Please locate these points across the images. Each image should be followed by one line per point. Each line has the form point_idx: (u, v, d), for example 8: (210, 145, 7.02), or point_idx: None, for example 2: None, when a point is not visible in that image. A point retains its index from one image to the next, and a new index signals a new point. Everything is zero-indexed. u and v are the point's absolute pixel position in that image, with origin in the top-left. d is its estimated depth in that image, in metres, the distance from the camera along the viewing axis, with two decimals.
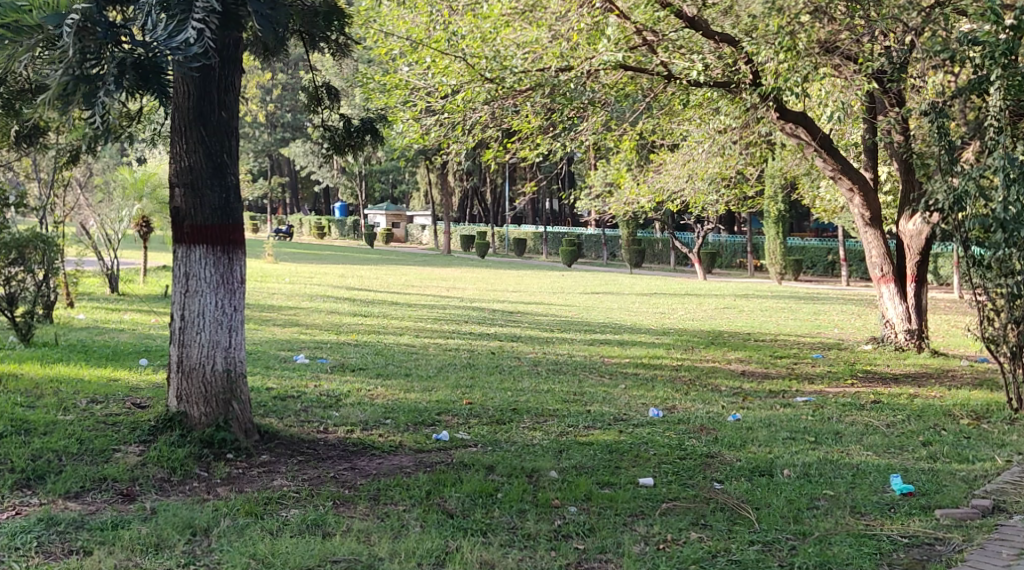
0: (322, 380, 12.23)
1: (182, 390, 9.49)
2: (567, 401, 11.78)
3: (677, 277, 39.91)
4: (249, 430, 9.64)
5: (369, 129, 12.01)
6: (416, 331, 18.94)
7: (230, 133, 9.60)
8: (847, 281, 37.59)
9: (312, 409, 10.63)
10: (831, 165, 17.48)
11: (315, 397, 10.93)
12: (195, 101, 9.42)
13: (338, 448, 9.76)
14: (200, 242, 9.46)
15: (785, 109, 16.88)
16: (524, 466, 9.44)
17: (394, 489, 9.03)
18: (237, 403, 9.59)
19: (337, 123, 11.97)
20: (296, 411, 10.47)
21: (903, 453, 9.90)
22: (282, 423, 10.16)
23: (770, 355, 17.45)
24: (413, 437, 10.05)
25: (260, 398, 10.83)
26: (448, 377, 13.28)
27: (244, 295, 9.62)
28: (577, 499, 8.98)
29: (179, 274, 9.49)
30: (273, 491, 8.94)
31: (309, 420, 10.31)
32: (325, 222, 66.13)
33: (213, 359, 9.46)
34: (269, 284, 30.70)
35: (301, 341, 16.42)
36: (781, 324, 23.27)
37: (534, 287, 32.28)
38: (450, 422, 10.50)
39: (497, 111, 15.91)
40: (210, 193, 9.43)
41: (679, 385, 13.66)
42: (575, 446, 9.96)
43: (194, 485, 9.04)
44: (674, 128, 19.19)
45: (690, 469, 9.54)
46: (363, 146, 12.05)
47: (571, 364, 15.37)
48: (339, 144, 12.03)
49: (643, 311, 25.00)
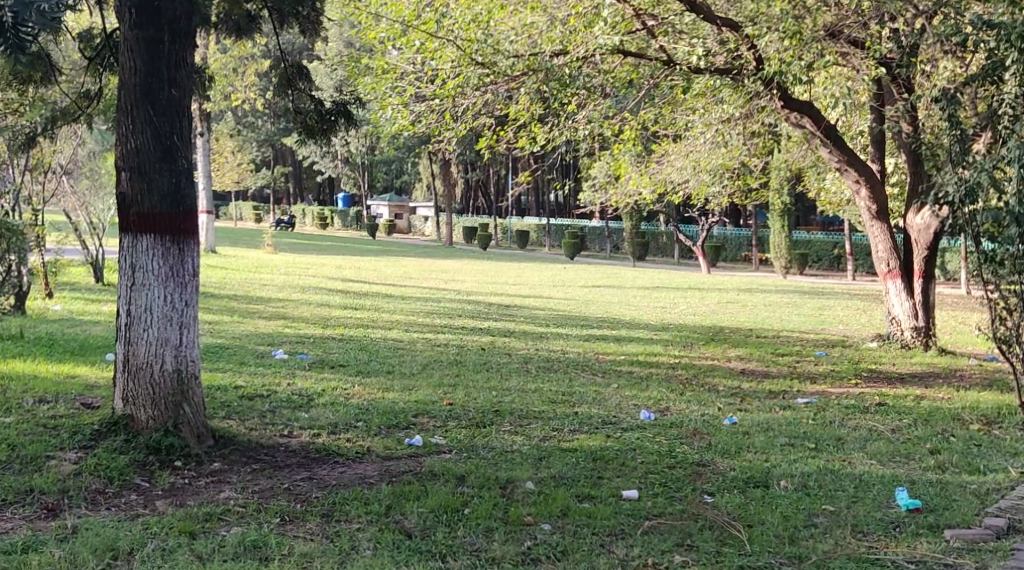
0: (297, 378, 11.63)
1: (129, 391, 9.05)
2: (556, 401, 11.17)
3: (681, 271, 39.27)
4: (201, 435, 9.15)
5: (342, 113, 12.12)
6: (405, 325, 18.32)
7: (181, 113, 9.14)
8: (853, 276, 36.92)
9: (280, 410, 10.06)
10: (837, 155, 16.86)
11: (286, 397, 10.35)
12: (142, 78, 8.97)
13: (298, 456, 9.19)
14: (148, 231, 9.00)
15: (790, 97, 16.36)
16: (498, 477, 8.85)
17: (352, 504, 8.45)
18: (188, 405, 9.12)
19: (311, 106, 12.14)
20: (261, 413, 9.90)
21: (910, 462, 9.27)
22: (244, 426, 9.61)
23: (770, 353, 16.81)
24: (383, 442, 9.47)
25: (225, 398, 10.26)
26: (432, 375, 12.67)
27: (196, 290, 9.14)
28: (552, 515, 8.39)
29: (126, 267, 9.06)
30: (216, 506, 8.39)
31: (274, 423, 9.75)
32: (327, 213, 65.55)
33: (160, 358, 9.00)
34: (264, 274, 30.16)
35: (284, 336, 15.83)
36: (786, 320, 22.61)
37: (534, 280, 31.66)
38: (426, 426, 9.92)
39: (488, 98, 15.26)
40: (159, 176, 8.97)
41: (675, 385, 13.04)
42: (557, 453, 9.36)
43: (131, 498, 8.53)
44: (678, 118, 18.55)
45: (677, 480, 8.94)
46: (336, 130, 12.19)
47: (564, 362, 14.74)
48: (313, 127, 12.21)
49: (643, 305, 24.38)
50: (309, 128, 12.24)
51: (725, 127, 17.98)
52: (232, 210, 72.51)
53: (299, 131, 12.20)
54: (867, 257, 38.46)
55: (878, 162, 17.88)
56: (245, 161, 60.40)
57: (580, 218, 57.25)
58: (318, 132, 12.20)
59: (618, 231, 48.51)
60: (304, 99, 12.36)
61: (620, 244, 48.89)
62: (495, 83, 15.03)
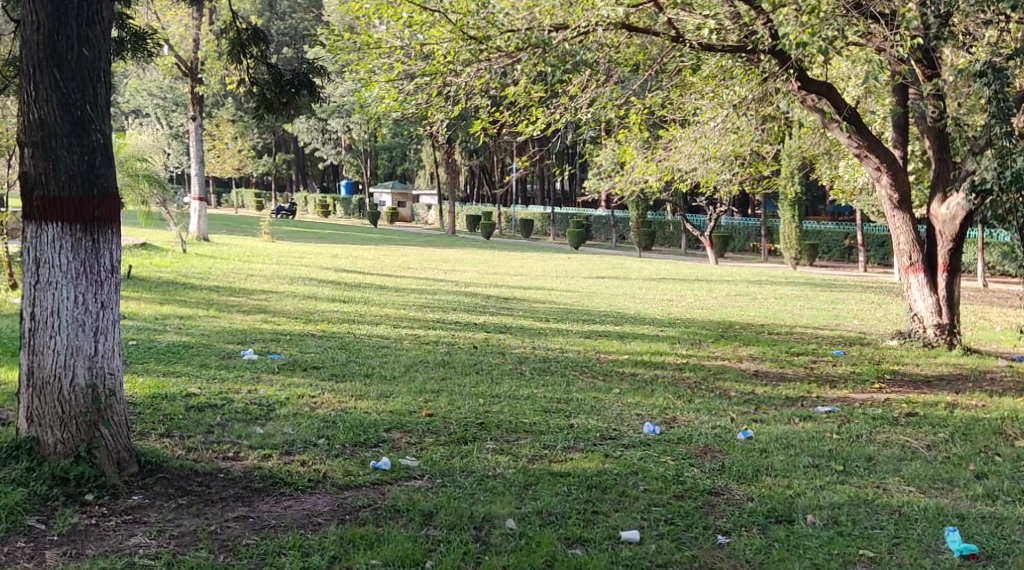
0: (260, 382, 10.49)
1: (34, 410, 8.16)
2: (548, 410, 9.98)
3: (689, 261, 38.04)
4: (122, 461, 8.25)
5: (302, 84, 11.67)
6: (393, 320, 17.15)
7: (96, 77, 8.27)
8: (865, 267, 35.61)
9: (231, 424, 9.07)
10: (856, 140, 15.56)
11: (241, 408, 9.31)
12: (46, 37, 8.11)
13: (237, 486, 8.26)
14: (53, 220, 8.14)
15: (806, 79, 15.13)
16: (473, 514, 7.87)
17: (287, 555, 7.53)
18: (106, 427, 8.22)
19: (268, 77, 11.66)
20: (207, 429, 8.93)
21: (953, 490, 8.21)
22: (181, 448, 8.66)
23: (781, 352, 15.67)
24: (344, 466, 8.48)
25: (171, 410, 9.23)
26: (414, 378, 11.50)
27: (112, 288, 8.26)
28: (535, 567, 7.42)
29: (30, 262, 8.19)
30: (120, 558, 7.55)
31: (220, 441, 8.78)
32: (330, 201, 64.33)
33: (69, 369, 8.13)
34: (254, 263, 29.04)
35: (259, 332, 14.70)
36: (798, 314, 21.38)
37: (538, 270, 30.42)
38: (399, 442, 8.87)
39: (482, 76, 13.96)
40: (68, 154, 8.12)
41: (682, 389, 11.84)
42: (546, 479, 8.31)
43: (19, 546, 7.68)
44: (686, 102, 17.37)
45: (687, 516, 7.89)
46: (297, 101, 11.74)
47: (562, 362, 13.53)
48: (272, 100, 11.72)
49: (649, 298, 23.18)
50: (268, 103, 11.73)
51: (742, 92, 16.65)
52: (234, 197, 71.40)
53: (257, 104, 11.69)
54: (880, 247, 37.15)
55: (900, 147, 16.46)
56: (245, 147, 59.33)
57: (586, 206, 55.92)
58: (276, 106, 11.75)
59: (624, 220, 47.26)
60: (259, 66, 11.88)
61: (627, 233, 47.65)
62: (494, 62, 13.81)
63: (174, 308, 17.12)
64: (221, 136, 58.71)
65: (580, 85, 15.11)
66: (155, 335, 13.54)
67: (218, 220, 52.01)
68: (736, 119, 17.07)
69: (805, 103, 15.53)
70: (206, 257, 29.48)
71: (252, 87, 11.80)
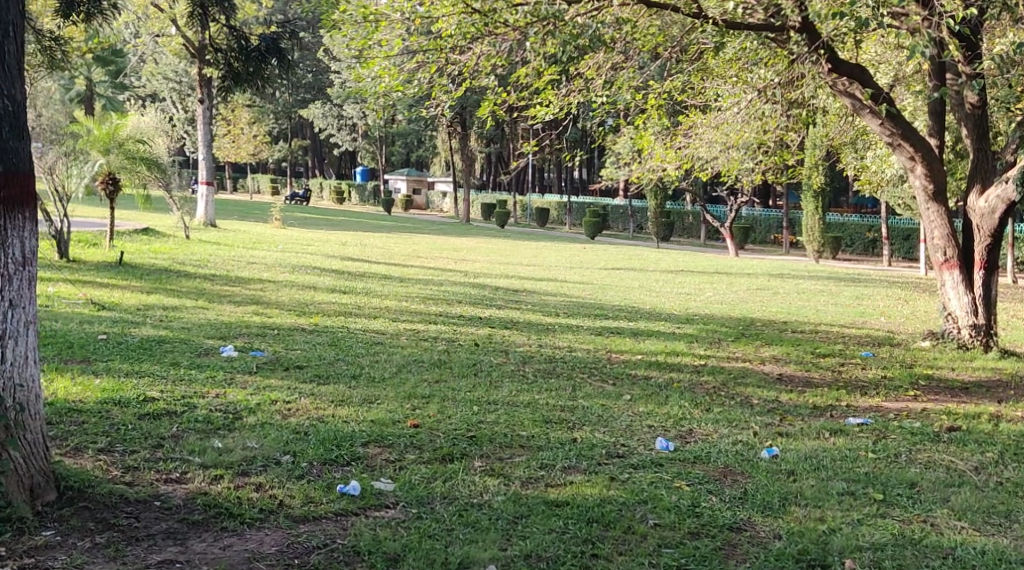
0: (233, 384, 9.53)
1: None
2: (547, 418, 9.04)
3: (708, 253, 36.97)
4: (33, 486, 7.41)
5: (272, 50, 11.11)
6: (393, 313, 16.17)
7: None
8: (889, 261, 34.47)
9: (186, 436, 8.25)
10: (888, 128, 14.40)
11: (202, 418, 8.47)
12: None
13: (172, 518, 7.43)
14: None
15: (837, 60, 14.06)
16: (451, 559, 7.08)
17: None
18: (14, 448, 7.33)
19: (235, 46, 11.12)
20: (151, 445, 8.10)
21: (1010, 528, 7.43)
22: (119, 469, 7.81)
23: (805, 353, 14.65)
24: (308, 490, 7.68)
25: (118, 419, 8.39)
26: (405, 380, 10.54)
27: (21, 285, 7.48)
28: None
29: None
30: None
31: (167, 459, 7.96)
32: (344, 187, 63.38)
33: None
34: (258, 250, 28.13)
35: (246, 324, 13.76)
36: (823, 310, 20.33)
37: (551, 261, 29.38)
38: (377, 461, 8.06)
39: (487, 53, 13.03)
40: None
41: (699, 395, 10.83)
42: (539, 512, 7.51)
43: None
44: (706, 88, 16.44)
45: (703, 562, 7.09)
46: (265, 71, 11.23)
47: (568, 362, 12.55)
48: (240, 73, 11.18)
49: (666, 292, 22.14)
50: (237, 76, 11.16)
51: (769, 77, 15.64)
52: (248, 182, 70.44)
53: (224, 75, 11.11)
54: (906, 241, 36.00)
55: (936, 136, 15.26)
56: (260, 132, 58.42)
57: (603, 195, 54.82)
58: (245, 77, 11.20)
59: (642, 209, 46.17)
60: (224, 33, 11.27)
61: (644, 223, 46.57)
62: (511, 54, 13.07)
63: (161, 298, 16.15)
64: (236, 121, 57.54)
65: (595, 66, 14.18)
66: (130, 328, 12.58)
67: (228, 206, 51.01)
68: (760, 105, 16.04)
69: (836, 88, 14.32)
70: (210, 243, 28.54)
71: (217, 55, 11.25)
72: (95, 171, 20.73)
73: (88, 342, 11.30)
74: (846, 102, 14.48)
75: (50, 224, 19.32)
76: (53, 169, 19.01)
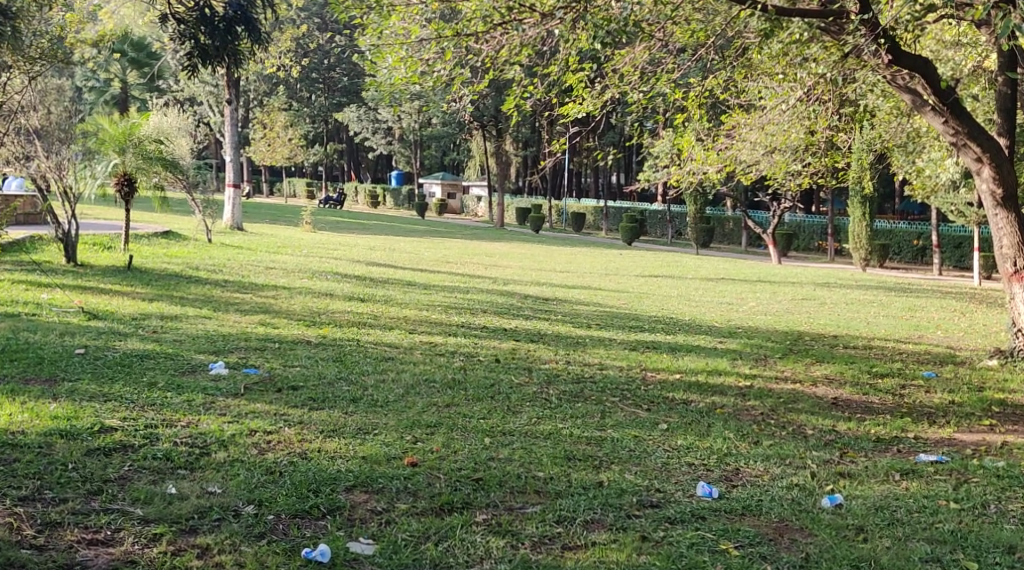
0: (209, 412, 8.43)
1: None
2: (569, 454, 8.17)
3: (749, 260, 35.59)
4: None
5: (241, 17, 8.56)
6: (411, 323, 14.93)
7: None
8: (940, 270, 33.04)
9: (134, 481, 7.54)
10: (955, 126, 13.04)
11: (160, 455, 7.78)
12: None
13: None
14: None
15: (901, 52, 12.61)
16: None
17: None
18: None
19: (195, 14, 8.56)
20: (83, 493, 7.37)
21: None
22: (32, 528, 7.07)
23: (860, 372, 13.39)
24: (269, 557, 6.97)
25: (59, 457, 7.69)
26: (413, 404, 9.38)
27: None
28: None
29: None
30: None
31: (96, 511, 7.24)
32: (379, 191, 62.32)
33: None
34: (282, 254, 26.99)
35: (248, 336, 12.59)
36: (874, 323, 19.00)
37: (587, 267, 28.08)
38: (365, 516, 7.36)
39: (514, 42, 11.83)
40: None
41: (744, 425, 9.58)
42: None
43: None
44: (750, 85, 15.23)
45: None
46: (238, 45, 8.64)
47: (600, 382, 11.24)
48: (205, 49, 8.59)
49: (707, 300, 20.83)
50: (205, 51, 8.59)
51: (819, 70, 14.38)
52: (283, 185, 69.40)
53: (187, 54, 8.55)
54: (956, 249, 34.43)
55: (1006, 137, 13.63)
56: (296, 135, 56.36)
57: (642, 200, 53.53)
58: (212, 53, 8.60)
59: (681, 215, 44.78)
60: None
61: (683, 229, 45.17)
62: (542, 47, 12.01)
63: (162, 306, 14.98)
64: (272, 124, 56.28)
65: (631, 63, 13.11)
66: (116, 340, 11.35)
67: (260, 209, 49.96)
68: (808, 106, 14.86)
69: (896, 82, 13.10)
70: (232, 247, 27.44)
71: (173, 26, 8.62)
72: (109, 170, 19.39)
73: (61, 357, 10.10)
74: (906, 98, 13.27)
75: (55, 227, 18.27)
76: (63, 168, 17.57)
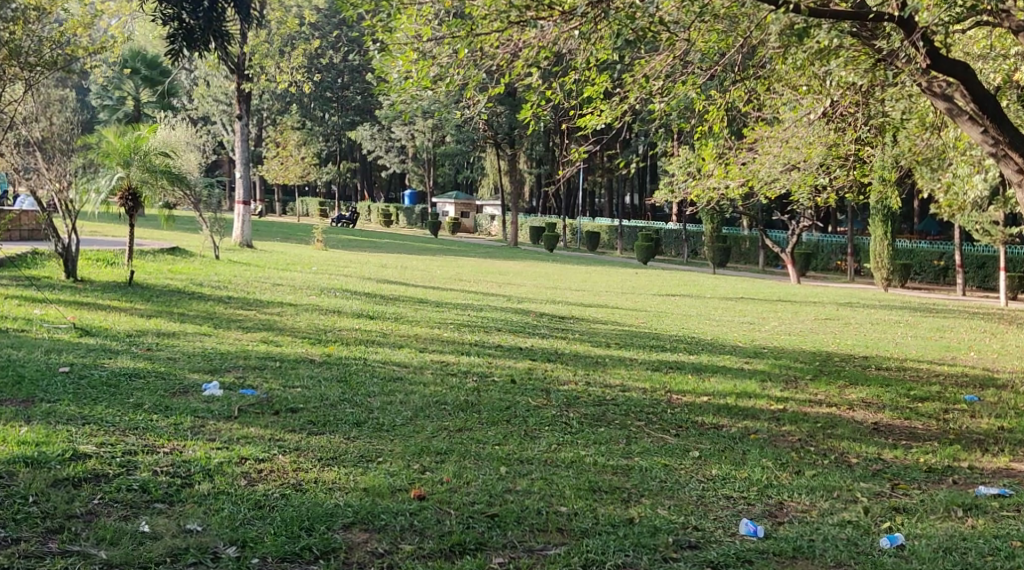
0: (193, 438, 7.99)
1: None
2: (594, 486, 7.80)
3: (769, 280, 34.74)
4: None
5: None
6: (422, 342, 14.14)
7: None
8: (964, 291, 32.12)
9: (102, 518, 7.12)
10: (994, 133, 11.97)
11: (131, 488, 7.36)
12: None
13: None
14: None
15: (937, 52, 11.75)
16: None
17: None
18: None
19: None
20: (42, 531, 6.96)
21: None
22: None
23: (898, 396, 12.55)
24: None
25: (23, 488, 7.28)
26: (421, 428, 8.67)
27: None
28: None
29: None
30: None
31: (54, 552, 6.83)
32: (391, 210, 61.53)
33: None
34: (290, 271, 26.19)
35: (247, 355, 11.79)
36: (904, 344, 18.19)
37: (604, 286, 27.24)
38: (363, 557, 6.96)
39: (531, 43, 11.36)
40: None
41: (782, 452, 8.83)
42: None
43: None
44: (773, 99, 14.46)
45: None
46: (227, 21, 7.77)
47: (623, 406, 10.42)
48: (190, 28, 7.71)
49: (729, 320, 20.05)
50: (190, 31, 7.73)
51: (849, 79, 13.43)
52: (295, 204, 68.52)
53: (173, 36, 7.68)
54: (979, 269, 33.49)
55: None
56: (310, 153, 55.42)
57: (657, 219, 52.69)
58: (200, 34, 7.74)
59: (697, 234, 43.98)
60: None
61: (699, 248, 44.35)
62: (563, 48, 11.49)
63: (160, 323, 14.13)
64: (285, 142, 55.41)
65: (653, 73, 12.41)
66: (104, 359, 10.53)
67: (271, 227, 49.15)
68: (835, 119, 14.17)
69: (930, 90, 12.26)
70: (240, 264, 26.71)
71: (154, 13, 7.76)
72: (112, 186, 17.45)
73: (41, 376, 9.31)
74: (942, 110, 12.36)
75: (55, 240, 17.47)
76: (67, 183, 16.39)
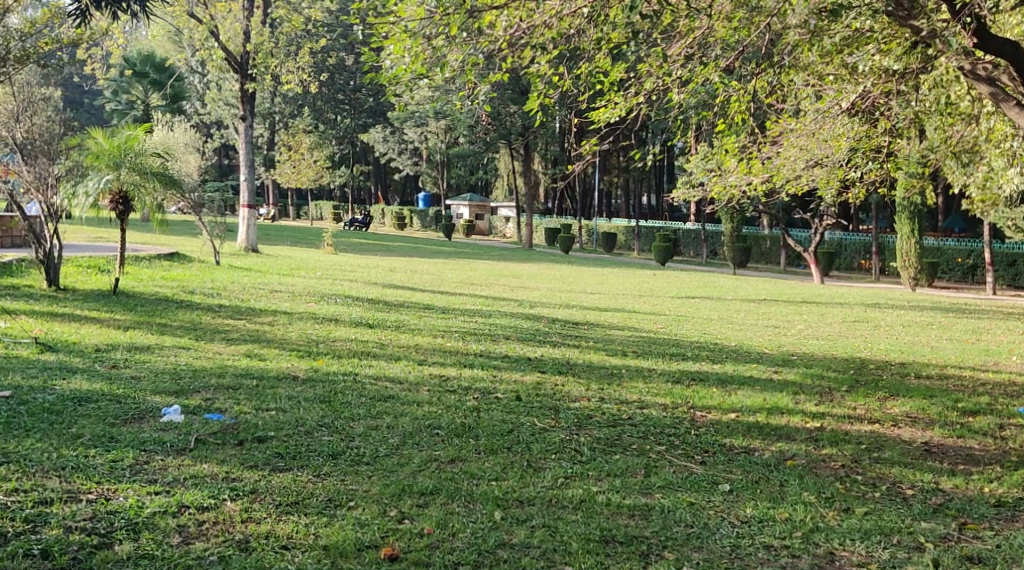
0: (119, 482, 7.58)
1: None
2: (607, 536, 7.39)
3: (791, 281, 33.50)
4: None
5: None
6: (422, 353, 12.99)
7: None
8: (994, 291, 30.77)
9: None
10: None
11: (32, 547, 7.05)
12: None
13: None
14: None
15: (985, 31, 10.38)
16: None
17: None
18: None
19: None
20: None
21: None
22: None
23: (946, 409, 11.29)
24: None
25: None
26: (408, 460, 8.09)
27: None
28: None
29: None
30: None
31: None
32: (404, 212, 60.32)
33: None
34: (291, 277, 25.03)
35: (223, 371, 10.67)
36: (939, 348, 16.99)
37: (621, 289, 26.02)
38: None
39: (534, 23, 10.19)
40: None
41: (824, 483, 8.14)
42: None
43: None
44: (800, 86, 12.95)
45: None
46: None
47: (641, 426, 9.23)
48: None
49: (752, 324, 18.87)
50: None
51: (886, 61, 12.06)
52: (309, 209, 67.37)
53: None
54: (1009, 267, 32.03)
55: None
56: (322, 156, 54.17)
57: (674, 219, 51.42)
58: None
59: (716, 234, 42.67)
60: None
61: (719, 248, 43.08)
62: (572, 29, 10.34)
63: (136, 335, 13.01)
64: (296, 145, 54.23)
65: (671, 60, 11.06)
66: (57, 378, 9.43)
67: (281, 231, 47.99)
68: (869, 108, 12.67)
69: (972, 71, 10.88)
70: (242, 270, 25.57)
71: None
72: (101, 188, 15.71)
73: None
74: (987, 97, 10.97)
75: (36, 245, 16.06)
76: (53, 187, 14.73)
